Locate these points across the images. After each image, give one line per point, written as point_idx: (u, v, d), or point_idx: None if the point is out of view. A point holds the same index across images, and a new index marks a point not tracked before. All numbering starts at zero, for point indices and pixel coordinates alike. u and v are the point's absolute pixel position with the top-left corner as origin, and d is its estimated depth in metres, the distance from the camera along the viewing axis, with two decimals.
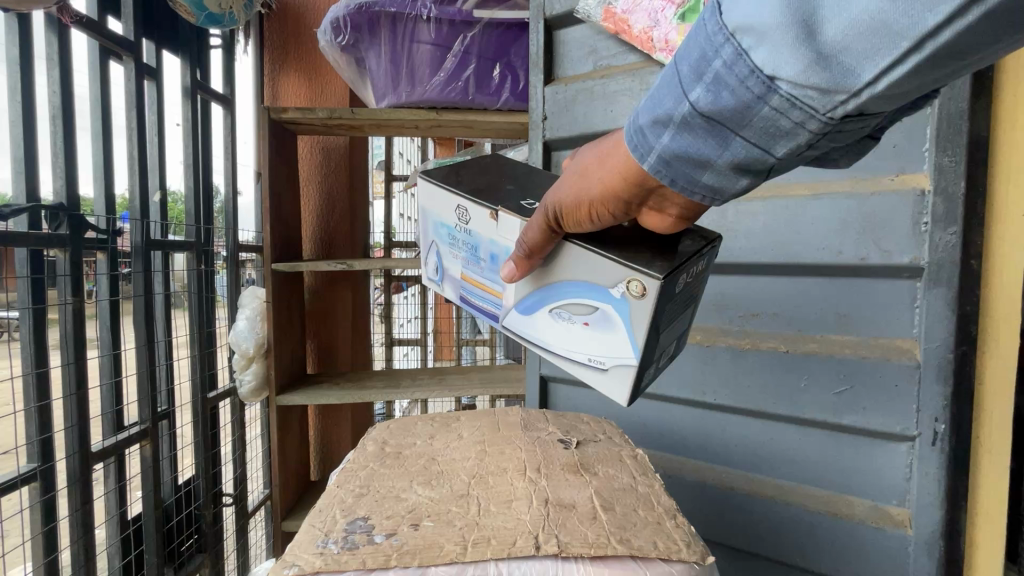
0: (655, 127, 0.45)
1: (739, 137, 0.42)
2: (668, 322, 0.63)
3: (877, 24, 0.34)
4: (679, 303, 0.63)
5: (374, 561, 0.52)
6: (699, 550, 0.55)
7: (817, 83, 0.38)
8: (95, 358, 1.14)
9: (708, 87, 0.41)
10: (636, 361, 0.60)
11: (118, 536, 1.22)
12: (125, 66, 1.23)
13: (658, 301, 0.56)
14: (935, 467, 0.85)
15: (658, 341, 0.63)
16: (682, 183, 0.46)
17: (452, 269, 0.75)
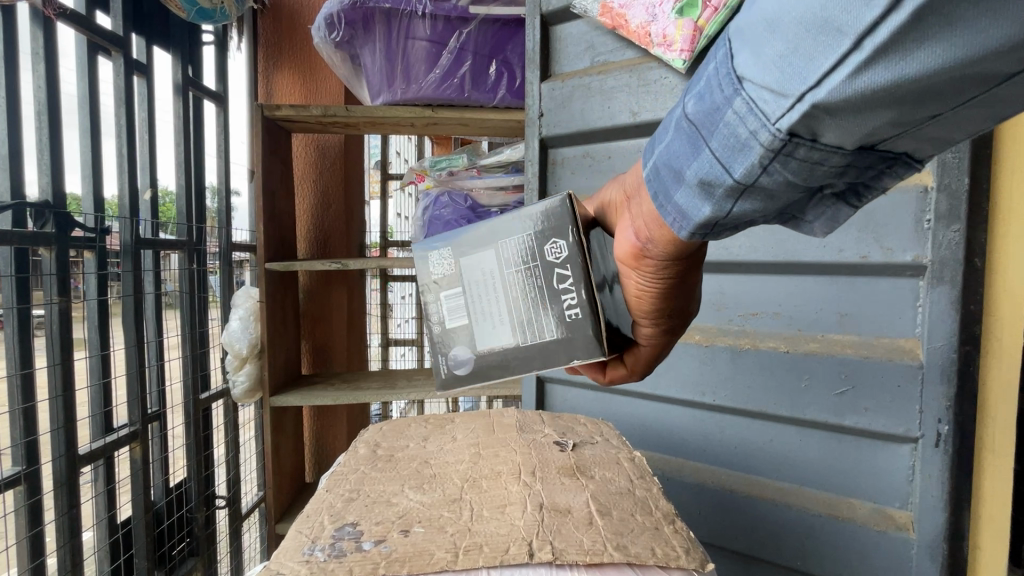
0: (665, 130, 0.48)
1: (708, 144, 0.43)
2: (517, 293, 0.59)
3: (820, 20, 0.34)
4: (538, 300, 0.58)
5: (361, 569, 0.50)
6: (698, 558, 0.53)
7: (768, 84, 0.39)
8: (83, 359, 1.12)
9: (698, 91, 0.44)
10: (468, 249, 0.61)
11: (107, 540, 1.20)
12: (114, 62, 1.21)
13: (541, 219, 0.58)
14: (939, 469, 0.83)
15: (486, 281, 0.60)
16: (661, 200, 0.48)
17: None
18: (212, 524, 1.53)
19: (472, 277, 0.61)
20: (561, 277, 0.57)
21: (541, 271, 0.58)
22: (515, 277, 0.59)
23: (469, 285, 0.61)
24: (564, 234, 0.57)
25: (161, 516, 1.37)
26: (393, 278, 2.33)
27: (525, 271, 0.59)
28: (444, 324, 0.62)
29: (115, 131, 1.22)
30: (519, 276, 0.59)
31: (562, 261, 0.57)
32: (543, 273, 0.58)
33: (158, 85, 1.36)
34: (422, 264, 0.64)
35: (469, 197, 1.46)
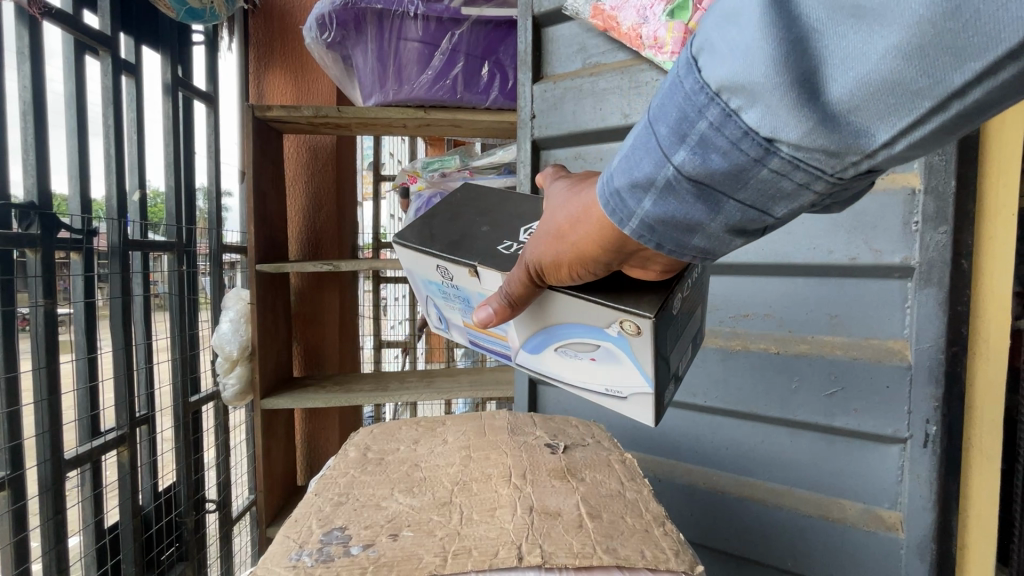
0: (633, 192, 0.43)
1: (733, 199, 0.40)
2: (676, 345, 0.62)
3: (890, 84, 0.31)
4: (681, 327, 0.62)
5: (349, 574, 0.50)
6: (687, 560, 0.53)
7: (821, 146, 0.35)
8: (69, 362, 1.11)
9: (692, 148, 0.39)
10: (654, 393, 0.59)
11: (94, 546, 1.18)
12: (102, 62, 1.20)
13: (656, 336, 0.54)
14: (927, 470, 0.84)
15: (670, 368, 0.62)
16: (670, 246, 0.44)
17: (454, 319, 0.74)
18: (202, 528, 1.52)
19: (669, 376, 0.62)
20: (681, 307, 0.58)
21: (677, 320, 0.59)
22: (672, 349, 0.61)
23: (670, 382, 0.63)
24: (668, 308, 0.54)
25: (150, 520, 1.35)
26: (386, 280, 2.32)
27: (672, 339, 0.60)
28: (676, 378, 0.68)
29: (103, 131, 1.20)
30: (674, 340, 0.61)
31: (679, 299, 0.57)
32: (678, 316, 0.59)
33: (148, 85, 1.35)
34: (659, 415, 0.63)
35: None
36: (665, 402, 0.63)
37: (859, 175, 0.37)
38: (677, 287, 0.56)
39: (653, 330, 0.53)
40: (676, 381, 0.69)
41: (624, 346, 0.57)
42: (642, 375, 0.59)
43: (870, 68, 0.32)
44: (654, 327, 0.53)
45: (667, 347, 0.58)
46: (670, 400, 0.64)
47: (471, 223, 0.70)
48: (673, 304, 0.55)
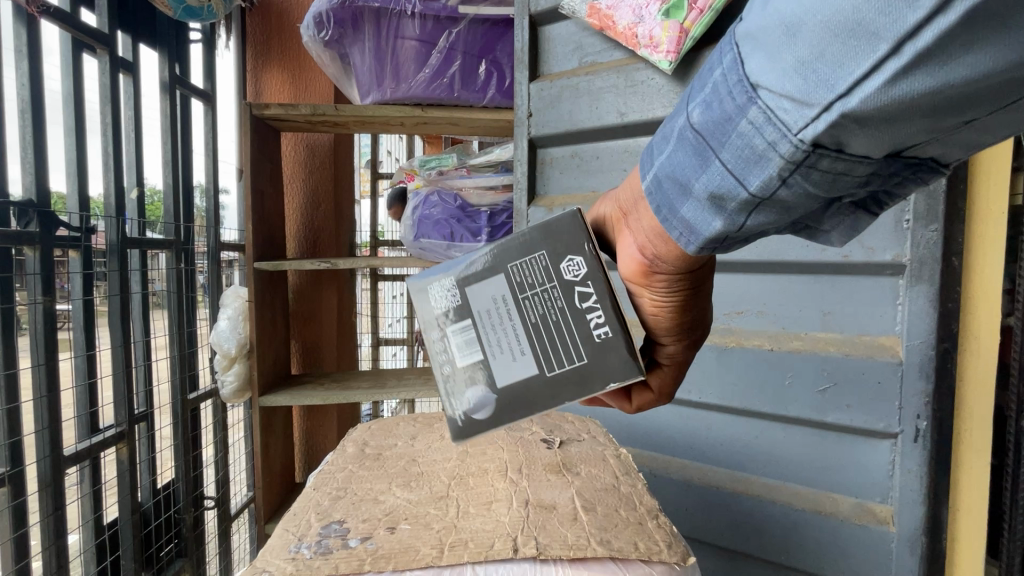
0: (660, 144, 0.44)
1: (717, 158, 0.39)
2: (524, 313, 0.50)
3: (851, 23, 0.31)
4: (542, 316, 0.49)
5: (347, 566, 0.51)
6: (680, 552, 0.54)
7: (791, 93, 0.34)
8: (68, 359, 1.12)
9: (702, 98, 0.40)
10: (468, 259, 0.52)
11: (94, 542, 1.19)
12: (99, 60, 1.20)
13: (552, 229, 0.50)
14: (918, 464, 0.85)
15: (489, 300, 0.51)
16: (666, 213, 0.44)
17: None
18: (201, 524, 1.53)
19: (482, 300, 0.51)
20: (575, 293, 0.48)
21: (552, 289, 0.49)
22: (524, 292, 0.50)
23: (477, 306, 0.51)
24: (580, 240, 0.49)
25: (149, 517, 1.36)
26: (383, 278, 2.33)
27: (534, 284, 0.50)
28: (456, 363, 0.52)
29: (100, 129, 1.21)
30: (529, 295, 0.50)
31: (577, 277, 0.49)
32: (554, 290, 0.49)
33: (145, 83, 1.35)
34: (437, 282, 0.54)
35: (458, 196, 1.46)
36: (444, 296, 0.53)
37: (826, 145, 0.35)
38: (604, 274, 0.48)
39: (563, 218, 0.50)
40: (450, 370, 0.52)
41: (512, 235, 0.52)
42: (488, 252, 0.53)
43: (834, 8, 0.31)
44: (563, 220, 0.50)
45: (522, 271, 0.50)
46: (450, 308, 0.52)
47: None
48: (579, 251, 0.49)
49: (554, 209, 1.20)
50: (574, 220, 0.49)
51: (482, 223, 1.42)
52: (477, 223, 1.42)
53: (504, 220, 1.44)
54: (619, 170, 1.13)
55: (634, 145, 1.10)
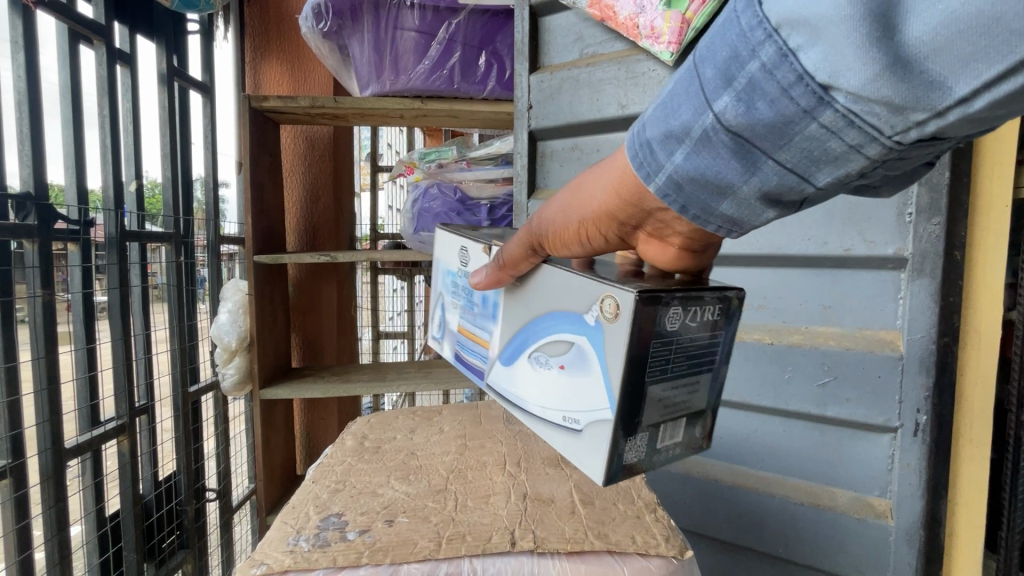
0: (667, 143, 0.39)
1: (770, 160, 0.37)
2: (677, 379, 0.46)
3: (986, 19, 0.27)
4: (690, 358, 0.47)
5: (345, 559, 0.51)
6: (677, 545, 0.54)
7: (889, 97, 0.31)
8: (68, 352, 1.12)
9: (737, 95, 0.36)
10: (614, 421, 0.44)
11: (96, 533, 1.20)
12: (97, 51, 1.19)
13: (634, 328, 0.43)
14: (917, 458, 0.85)
15: (658, 407, 0.46)
16: (700, 214, 0.41)
17: (451, 321, 0.70)
18: (203, 516, 1.54)
19: (653, 412, 0.46)
20: (687, 323, 0.45)
21: (676, 344, 0.45)
22: (667, 371, 0.46)
23: (655, 423, 0.47)
24: (663, 302, 0.43)
25: (151, 509, 1.37)
26: (384, 271, 2.33)
27: (665, 360, 0.45)
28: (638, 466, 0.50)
29: (98, 122, 1.20)
30: (670, 367, 0.46)
31: (682, 313, 0.44)
32: (678, 340, 0.45)
33: (143, 75, 1.34)
34: (620, 467, 0.46)
35: (458, 189, 1.45)
36: (636, 459, 0.47)
37: (918, 142, 0.33)
38: (688, 292, 0.44)
39: (634, 315, 0.42)
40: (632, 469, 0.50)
41: (598, 338, 0.46)
42: (605, 388, 0.45)
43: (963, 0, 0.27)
44: (637, 314, 0.42)
45: (654, 361, 0.45)
46: (643, 455, 0.47)
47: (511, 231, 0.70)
48: (670, 308, 0.43)
49: None
50: (645, 300, 0.42)
51: (482, 216, 1.42)
52: (477, 216, 1.42)
53: (504, 213, 1.44)
54: None
55: None
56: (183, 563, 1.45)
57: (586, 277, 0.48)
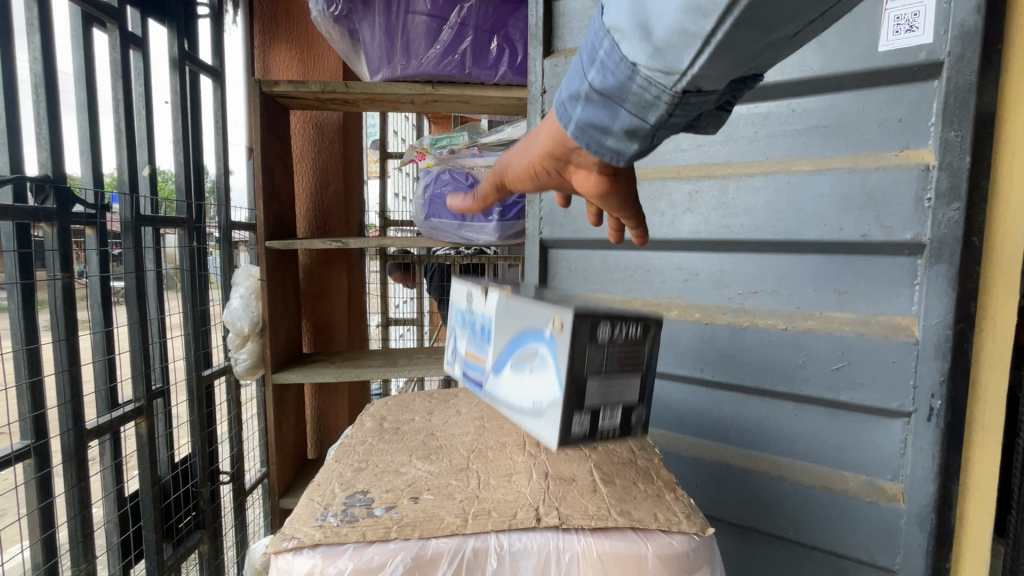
0: (569, 102, 0.43)
1: (623, 110, 0.40)
2: (614, 376, 0.53)
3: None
4: (625, 361, 0.53)
5: (374, 533, 0.52)
6: (699, 522, 0.54)
7: (697, 16, 0.34)
8: (87, 335, 1.13)
9: (597, 63, 0.41)
10: (563, 405, 0.51)
11: (116, 513, 1.22)
12: (110, 35, 1.19)
13: (575, 338, 0.49)
14: (930, 442, 0.86)
15: (598, 393, 0.53)
16: (591, 150, 0.43)
17: (460, 345, 0.70)
18: (217, 498, 1.57)
19: (595, 397, 0.52)
20: (617, 335, 0.52)
21: (608, 350, 0.52)
22: (604, 370, 0.52)
23: (596, 406, 0.53)
24: (594, 318, 0.50)
25: (167, 490, 1.39)
26: (392, 258, 2.33)
27: (601, 361, 0.52)
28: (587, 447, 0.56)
29: (112, 107, 1.20)
30: (605, 366, 0.52)
31: (612, 327, 0.51)
32: (610, 346, 0.52)
33: (155, 60, 1.33)
34: (567, 441, 0.52)
35: (470, 175, 1.45)
36: (581, 433, 0.52)
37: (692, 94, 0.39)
38: (614, 313, 0.51)
39: (571, 326, 0.49)
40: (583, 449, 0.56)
41: (550, 346, 0.52)
42: (557, 380, 0.51)
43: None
44: (574, 327, 0.49)
45: (591, 364, 0.51)
46: (588, 430, 0.53)
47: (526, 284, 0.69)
48: (600, 321, 0.51)
49: None
50: (581, 317, 0.49)
51: None
52: None
53: (516, 200, 1.42)
54: None
55: None
56: (199, 543, 1.47)
57: (539, 295, 0.54)
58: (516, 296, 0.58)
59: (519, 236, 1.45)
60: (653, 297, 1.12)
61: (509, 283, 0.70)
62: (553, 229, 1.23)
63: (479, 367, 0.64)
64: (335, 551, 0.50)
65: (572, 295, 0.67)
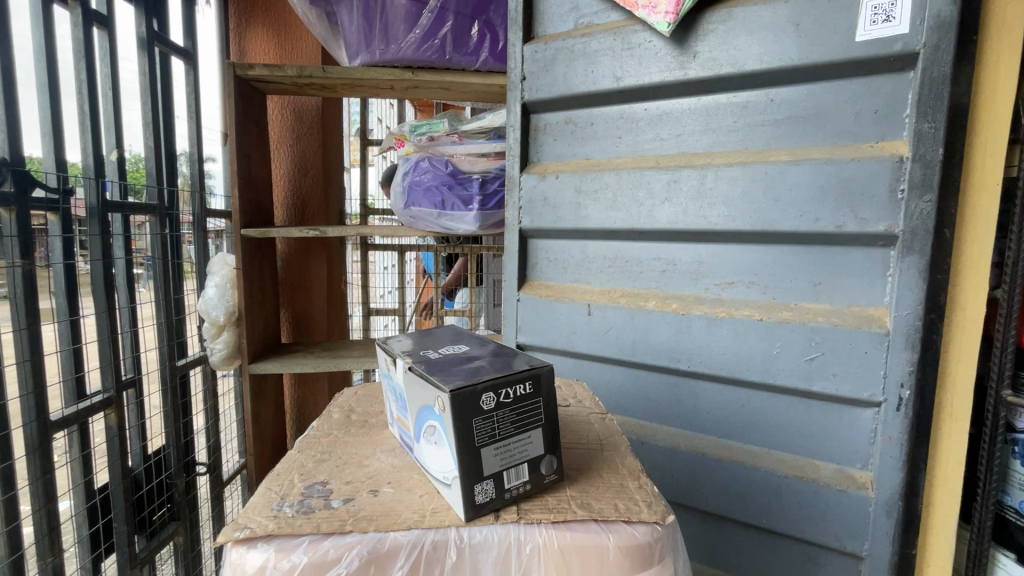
0: None
1: None
2: (507, 436, 0.54)
3: None
4: (515, 419, 0.55)
5: (329, 526, 0.51)
6: (659, 511, 0.54)
7: None
8: (51, 325, 1.10)
9: None
10: (461, 479, 0.52)
11: (85, 506, 1.20)
12: (71, 13, 1.14)
13: (458, 417, 0.51)
14: (898, 432, 0.87)
15: (496, 459, 0.53)
16: None
17: (390, 410, 0.70)
18: (193, 489, 1.55)
19: (493, 463, 0.53)
20: (503, 400, 0.54)
21: (498, 414, 0.54)
22: (497, 434, 0.54)
23: (497, 471, 0.53)
24: (472, 392, 0.52)
25: (140, 482, 1.36)
26: (374, 247, 2.30)
27: (492, 427, 0.53)
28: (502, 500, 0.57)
29: (75, 89, 1.16)
30: (497, 430, 0.54)
31: (497, 394, 0.53)
32: (499, 410, 0.54)
33: (121, 40, 1.28)
34: (474, 513, 0.52)
35: (450, 162, 1.42)
36: (488, 501, 0.53)
37: None
38: (496, 378, 0.53)
39: (452, 408, 0.51)
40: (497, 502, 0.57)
41: (439, 419, 0.54)
42: (452, 458, 0.52)
43: None
44: (454, 406, 0.51)
45: (481, 429, 0.53)
46: (494, 496, 0.54)
47: (438, 339, 0.69)
48: (481, 393, 0.52)
49: (547, 176, 1.18)
50: (459, 395, 0.51)
51: (474, 191, 1.38)
52: (468, 191, 1.38)
53: (496, 188, 1.40)
54: (613, 137, 1.10)
55: (628, 111, 1.08)
56: (174, 535, 1.45)
57: (424, 378, 0.55)
58: (410, 371, 0.58)
59: (499, 225, 1.44)
60: (631, 288, 1.11)
61: (426, 337, 0.70)
62: (532, 218, 1.22)
63: (403, 431, 0.64)
64: (289, 544, 0.49)
65: (482, 342, 0.67)
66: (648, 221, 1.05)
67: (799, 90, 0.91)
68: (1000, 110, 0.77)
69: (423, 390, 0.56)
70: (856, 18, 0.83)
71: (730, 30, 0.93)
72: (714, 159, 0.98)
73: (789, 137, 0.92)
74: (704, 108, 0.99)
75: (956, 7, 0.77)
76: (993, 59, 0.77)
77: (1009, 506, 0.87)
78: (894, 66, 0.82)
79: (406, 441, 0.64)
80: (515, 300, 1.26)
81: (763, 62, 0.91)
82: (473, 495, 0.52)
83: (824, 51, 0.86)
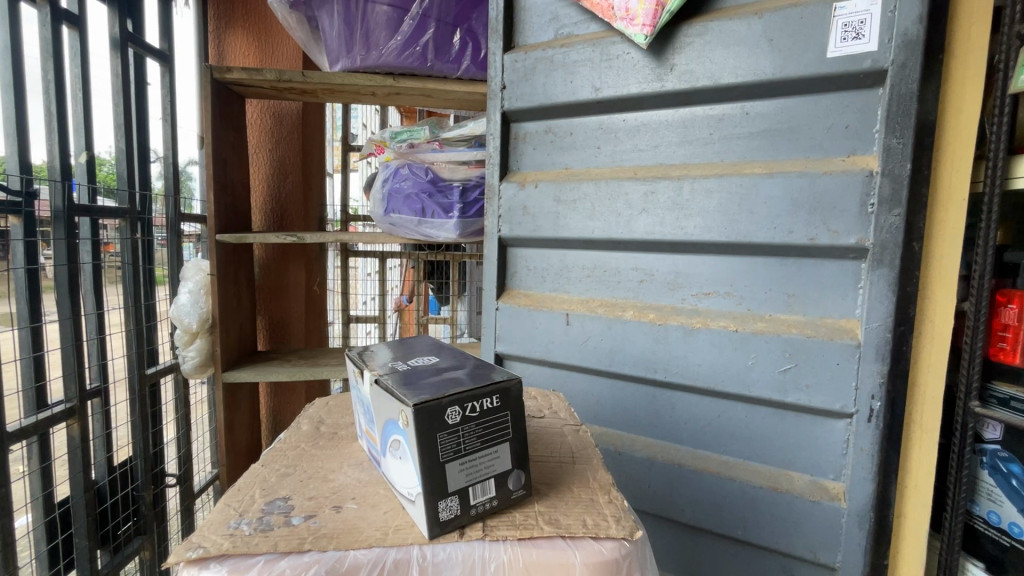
0: None
1: None
2: (473, 451, 0.53)
3: None
4: (482, 434, 0.54)
5: (287, 544, 0.49)
6: (628, 526, 0.53)
7: None
8: (11, 332, 1.07)
9: None
10: (424, 494, 0.50)
11: (44, 520, 1.15)
12: (39, 10, 1.11)
13: (421, 431, 0.50)
14: (869, 442, 0.88)
15: (461, 474, 0.52)
16: None
17: (359, 423, 0.68)
18: (161, 501, 1.50)
19: (458, 479, 0.52)
20: (469, 414, 0.53)
21: (464, 428, 0.53)
22: (463, 449, 0.53)
23: (463, 488, 0.52)
24: (436, 406, 0.50)
25: (104, 494, 1.32)
26: (355, 255, 2.28)
27: (458, 441, 0.52)
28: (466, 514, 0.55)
29: (42, 89, 1.13)
30: (463, 445, 0.53)
31: (463, 408, 0.52)
32: (465, 425, 0.53)
33: (93, 39, 1.25)
34: (439, 530, 0.51)
35: (430, 170, 1.41)
36: (453, 517, 0.52)
37: None
38: (463, 392, 0.52)
39: (415, 422, 0.49)
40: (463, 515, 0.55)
41: (403, 433, 0.52)
42: (415, 474, 0.51)
43: None
44: (418, 420, 0.50)
45: (446, 443, 0.52)
46: (460, 512, 0.52)
47: (412, 349, 0.68)
48: (446, 407, 0.51)
49: (526, 185, 1.18)
50: (422, 409, 0.50)
51: (454, 199, 1.37)
52: (449, 199, 1.37)
53: (477, 196, 1.39)
54: (592, 148, 1.11)
55: (607, 122, 1.08)
56: (140, 549, 1.41)
57: (389, 392, 0.54)
58: (378, 384, 0.56)
59: (480, 233, 1.42)
60: (610, 298, 1.11)
61: (401, 348, 0.69)
62: (511, 227, 1.21)
63: (371, 444, 0.63)
64: (243, 564, 0.47)
65: (457, 354, 0.65)
66: (626, 232, 1.06)
67: (773, 103, 0.91)
68: (966, 127, 0.79)
69: (389, 403, 0.54)
70: (827, 35, 0.85)
71: (707, 44, 0.94)
72: (691, 170, 0.99)
73: (763, 150, 0.93)
74: (680, 121, 1.00)
75: (922, 27, 0.79)
76: (959, 77, 0.79)
77: (978, 516, 0.88)
78: (864, 82, 0.84)
79: (374, 457, 0.63)
80: (494, 309, 1.25)
81: (737, 76, 0.92)
82: (439, 514, 0.51)
83: (798, 66, 0.87)
